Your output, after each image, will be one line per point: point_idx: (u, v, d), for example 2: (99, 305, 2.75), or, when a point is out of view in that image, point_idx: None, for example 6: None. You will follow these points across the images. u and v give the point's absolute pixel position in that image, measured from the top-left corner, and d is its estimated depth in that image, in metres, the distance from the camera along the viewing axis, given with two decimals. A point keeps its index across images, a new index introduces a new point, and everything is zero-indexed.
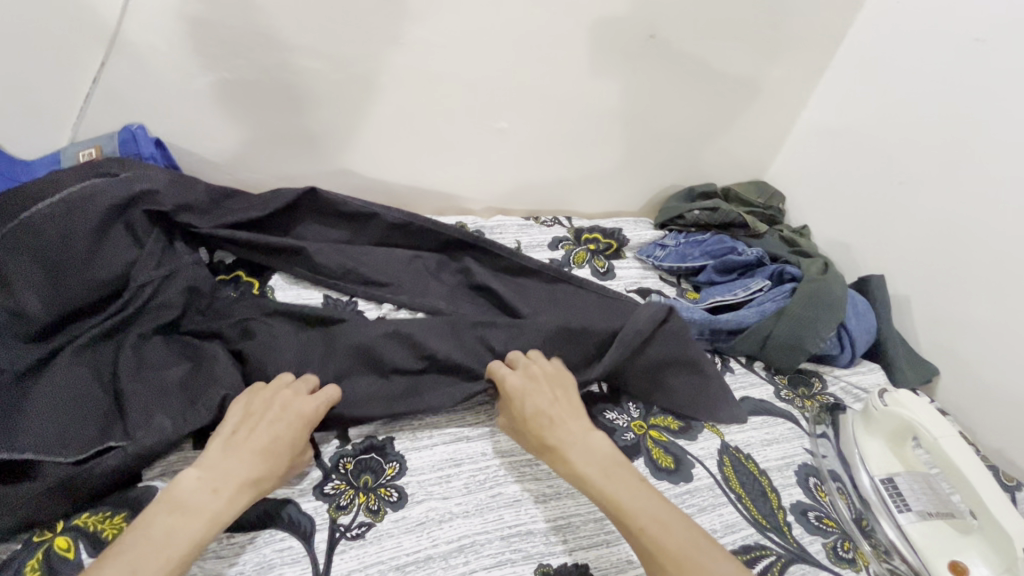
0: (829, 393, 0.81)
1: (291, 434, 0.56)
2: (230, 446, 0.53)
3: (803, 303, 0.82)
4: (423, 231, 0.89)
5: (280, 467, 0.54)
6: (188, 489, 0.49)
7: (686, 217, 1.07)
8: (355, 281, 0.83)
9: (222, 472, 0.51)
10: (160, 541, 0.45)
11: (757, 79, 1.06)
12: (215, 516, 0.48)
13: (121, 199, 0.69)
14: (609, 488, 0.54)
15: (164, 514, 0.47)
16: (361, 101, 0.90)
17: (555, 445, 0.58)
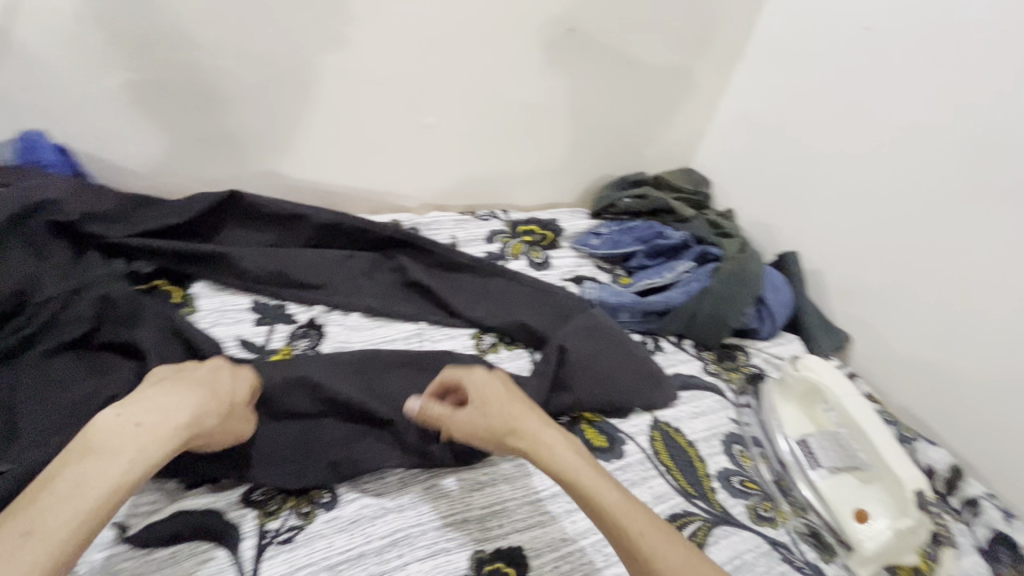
0: (753, 363, 0.86)
1: (224, 385, 0.54)
2: (154, 391, 0.49)
3: (724, 281, 0.86)
4: (354, 231, 0.88)
5: (215, 410, 0.51)
6: (108, 428, 0.44)
7: (618, 205, 1.11)
8: (284, 285, 0.81)
9: (150, 410, 0.47)
10: (78, 482, 0.41)
11: (677, 70, 1.10)
12: (140, 451, 0.44)
13: (19, 210, 0.65)
14: (599, 485, 0.51)
15: (78, 459, 0.42)
16: (281, 101, 0.88)
17: (537, 441, 0.54)
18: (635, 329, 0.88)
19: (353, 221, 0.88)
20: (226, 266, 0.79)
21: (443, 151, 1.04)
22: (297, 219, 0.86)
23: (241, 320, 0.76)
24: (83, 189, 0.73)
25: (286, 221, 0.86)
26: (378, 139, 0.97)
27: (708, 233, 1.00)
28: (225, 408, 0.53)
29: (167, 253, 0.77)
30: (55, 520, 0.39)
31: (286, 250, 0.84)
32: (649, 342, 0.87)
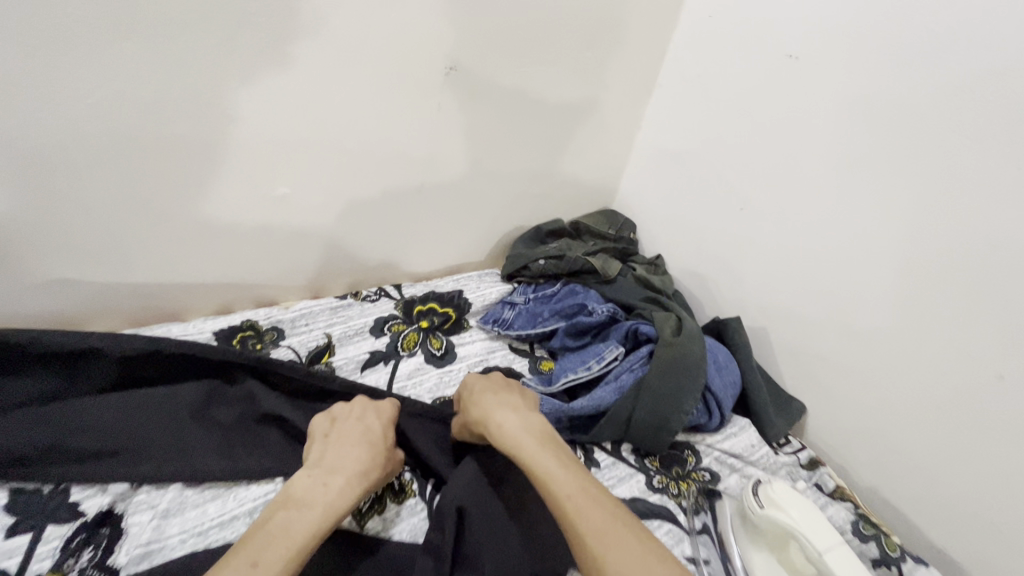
0: (705, 467, 0.71)
1: (386, 430, 0.63)
2: (331, 443, 0.59)
3: (661, 373, 0.70)
4: (177, 361, 0.65)
5: (383, 454, 0.59)
6: (303, 487, 0.52)
7: (532, 267, 0.93)
8: (67, 461, 0.57)
9: (322, 470, 0.55)
10: (282, 530, 0.47)
11: (586, 104, 0.94)
12: (327, 506, 0.51)
13: None
14: (536, 456, 0.54)
15: (283, 511, 0.49)
16: (40, 189, 0.62)
17: (490, 417, 0.60)
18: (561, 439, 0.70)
19: (174, 350, 0.64)
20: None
21: (306, 226, 0.82)
22: (86, 357, 0.62)
23: None
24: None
25: (68, 366, 0.61)
26: (210, 224, 0.74)
27: (636, 299, 0.85)
28: (388, 451, 0.61)
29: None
30: (270, 553, 0.45)
31: (63, 406, 0.59)
32: (579, 456, 0.70)
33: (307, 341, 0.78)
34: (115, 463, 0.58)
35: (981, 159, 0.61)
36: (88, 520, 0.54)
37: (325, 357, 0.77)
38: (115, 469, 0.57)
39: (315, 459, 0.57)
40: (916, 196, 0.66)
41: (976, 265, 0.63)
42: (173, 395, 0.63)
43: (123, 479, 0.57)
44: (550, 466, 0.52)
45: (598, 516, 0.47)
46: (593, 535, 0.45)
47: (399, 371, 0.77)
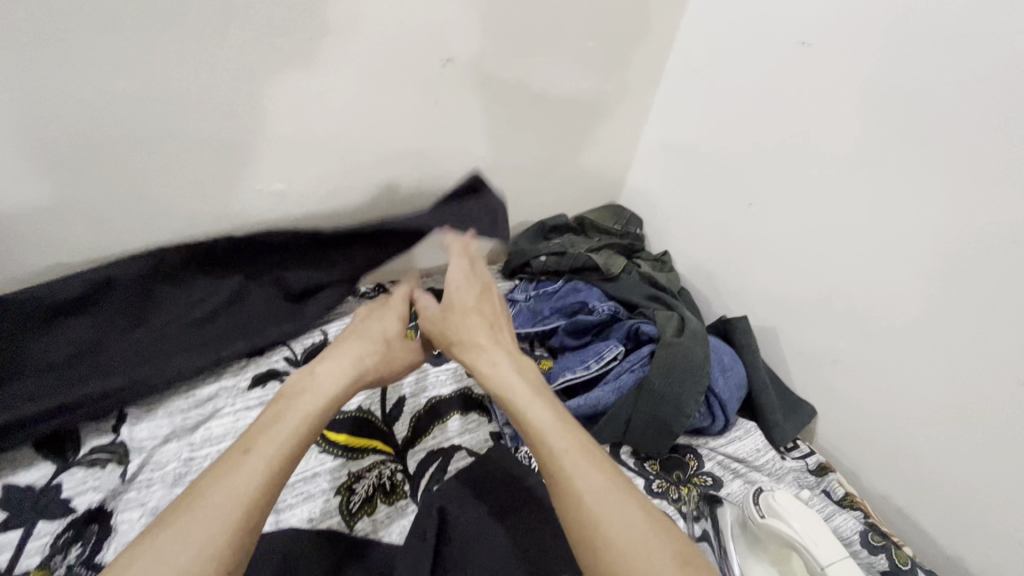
0: (706, 471, 0.69)
1: (393, 325, 0.66)
2: (332, 346, 0.60)
3: (662, 374, 0.68)
4: (190, 263, 0.68)
5: (383, 352, 0.62)
6: (296, 380, 0.54)
7: (533, 263, 0.91)
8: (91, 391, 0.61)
9: (325, 359, 0.57)
10: (276, 417, 0.49)
11: (591, 97, 0.92)
12: (323, 394, 0.53)
13: None
14: (527, 404, 0.52)
15: (275, 403, 0.51)
16: None
17: (479, 353, 0.60)
18: None
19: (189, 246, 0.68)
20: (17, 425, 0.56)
21: None
22: (102, 288, 0.63)
23: None
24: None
25: (93, 305, 0.63)
26: None
27: (638, 297, 0.83)
28: (392, 345, 0.64)
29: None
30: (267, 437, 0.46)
31: (93, 332, 0.63)
32: None
33: (302, 338, 0.76)
34: (113, 460, 0.60)
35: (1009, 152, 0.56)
36: (77, 516, 0.55)
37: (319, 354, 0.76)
38: (110, 466, 0.59)
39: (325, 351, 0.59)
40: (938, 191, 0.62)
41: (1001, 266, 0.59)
42: (209, 291, 0.69)
43: (115, 476, 0.59)
44: (540, 418, 0.51)
45: (587, 468, 0.46)
46: (584, 485, 0.45)
47: None
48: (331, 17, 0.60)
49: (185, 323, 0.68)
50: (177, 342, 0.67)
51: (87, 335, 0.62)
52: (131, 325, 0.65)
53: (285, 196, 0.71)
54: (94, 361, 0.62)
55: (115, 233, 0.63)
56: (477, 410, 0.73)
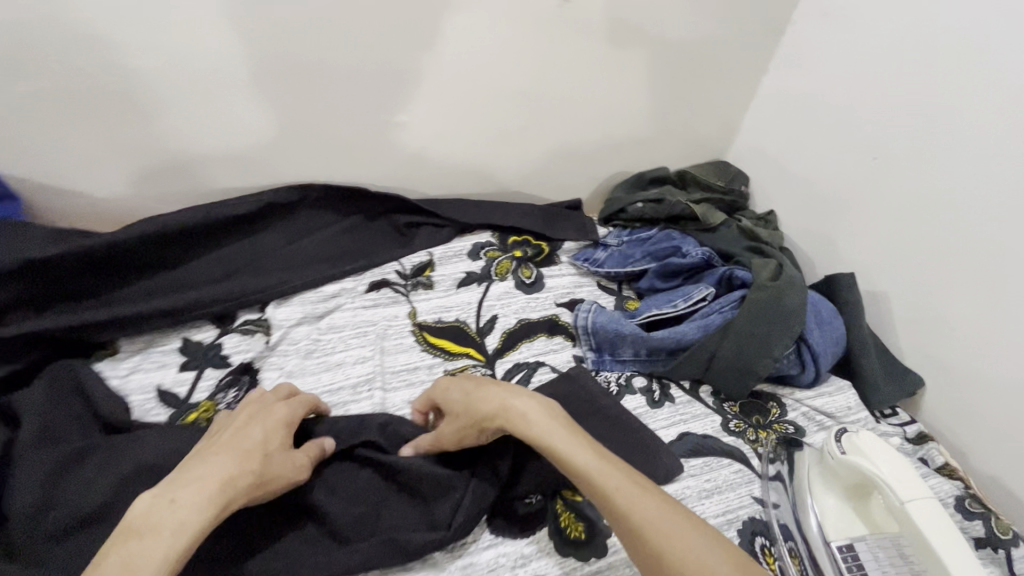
0: (789, 420, 0.68)
1: (273, 434, 0.53)
2: (196, 458, 0.48)
3: (752, 316, 0.68)
4: (325, 196, 0.87)
5: (262, 460, 0.50)
6: (142, 511, 0.42)
7: (629, 210, 0.92)
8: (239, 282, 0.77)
9: (188, 478, 0.45)
10: (122, 566, 0.38)
11: (705, 42, 0.89)
12: (180, 525, 0.42)
13: None
14: (565, 444, 0.50)
15: (119, 543, 0.40)
16: (215, 101, 0.75)
17: (505, 411, 0.54)
18: (639, 371, 0.72)
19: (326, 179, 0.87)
20: (198, 299, 0.70)
21: (420, 153, 0.89)
22: (265, 208, 0.82)
23: (165, 364, 0.67)
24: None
25: (258, 220, 0.82)
26: (341, 144, 0.84)
27: (736, 247, 0.81)
28: (270, 458, 0.51)
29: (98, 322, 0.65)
30: None
31: (252, 243, 0.81)
32: (655, 390, 0.71)
33: (413, 257, 0.85)
34: (259, 331, 0.72)
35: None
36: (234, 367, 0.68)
37: (425, 272, 0.84)
38: (258, 334, 0.71)
39: (181, 470, 0.47)
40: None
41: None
42: (335, 224, 0.87)
43: (262, 342, 0.71)
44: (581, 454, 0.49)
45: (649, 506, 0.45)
46: (653, 525, 0.44)
47: (489, 292, 0.82)
48: None
49: (317, 241, 0.85)
50: (310, 254, 0.83)
51: (249, 239, 0.81)
52: (277, 235, 0.83)
53: (403, 129, 0.84)
54: (249, 256, 0.80)
55: (271, 151, 0.82)
56: (563, 335, 0.77)
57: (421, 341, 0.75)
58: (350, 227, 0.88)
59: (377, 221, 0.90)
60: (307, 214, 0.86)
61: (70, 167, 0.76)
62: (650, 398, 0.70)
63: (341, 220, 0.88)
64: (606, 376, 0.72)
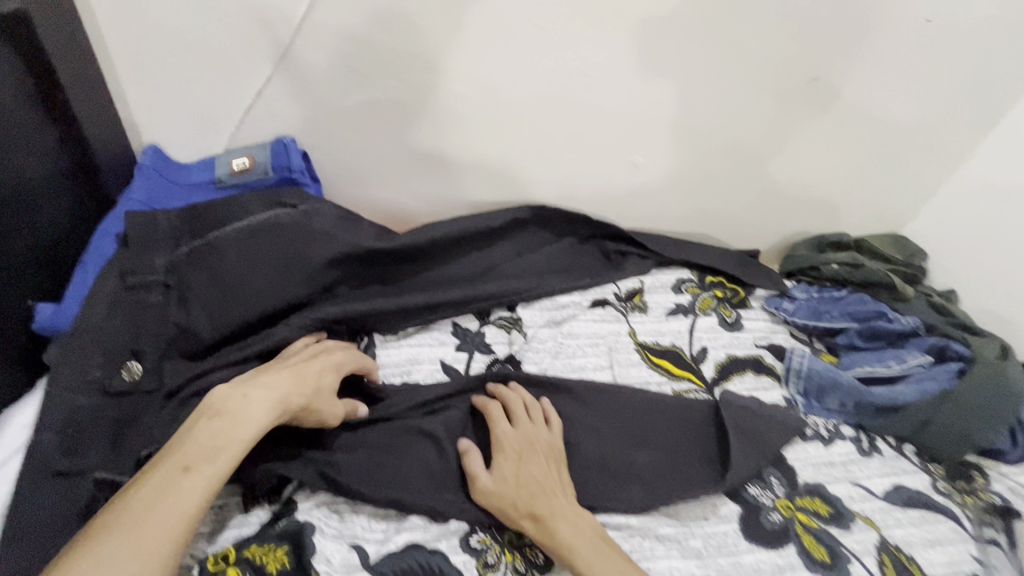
0: (994, 491, 0.73)
1: (322, 373, 0.61)
2: (269, 369, 0.59)
3: (974, 390, 0.74)
4: (553, 218, 0.98)
5: (313, 389, 0.59)
6: (224, 399, 0.54)
7: (822, 269, 0.99)
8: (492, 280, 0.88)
9: (245, 388, 0.56)
10: (207, 441, 0.51)
11: (918, 128, 0.97)
12: (246, 426, 0.53)
13: (293, 228, 0.70)
14: (591, 564, 0.55)
15: (206, 421, 0.52)
16: (499, 124, 0.88)
17: (541, 519, 0.57)
18: (845, 421, 0.78)
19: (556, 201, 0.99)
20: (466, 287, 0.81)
21: (643, 189, 1.00)
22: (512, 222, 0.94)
23: (444, 343, 0.78)
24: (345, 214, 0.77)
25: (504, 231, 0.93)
26: (580, 174, 0.96)
27: (939, 321, 0.87)
28: (319, 394, 0.60)
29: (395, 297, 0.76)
30: (192, 469, 0.49)
31: (494, 250, 0.92)
32: (863, 441, 0.77)
33: (627, 282, 0.95)
34: (513, 329, 0.82)
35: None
36: (498, 357, 0.79)
37: (638, 297, 0.94)
38: (513, 331, 0.82)
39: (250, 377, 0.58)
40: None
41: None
42: (555, 241, 0.97)
43: (518, 337, 0.81)
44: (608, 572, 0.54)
45: None
46: None
47: (698, 325, 0.91)
48: (750, 35, 0.82)
49: (545, 253, 0.95)
50: (542, 265, 0.93)
51: (497, 245, 0.92)
52: (516, 242, 0.94)
53: (636, 167, 0.96)
54: (494, 259, 0.91)
55: (524, 171, 0.95)
56: (770, 376, 0.84)
57: (646, 359, 0.84)
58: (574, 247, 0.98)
59: (593, 242, 1.00)
60: (539, 228, 0.97)
61: (371, 163, 0.90)
62: (859, 448, 0.76)
63: (567, 238, 0.98)
64: (815, 420, 0.78)
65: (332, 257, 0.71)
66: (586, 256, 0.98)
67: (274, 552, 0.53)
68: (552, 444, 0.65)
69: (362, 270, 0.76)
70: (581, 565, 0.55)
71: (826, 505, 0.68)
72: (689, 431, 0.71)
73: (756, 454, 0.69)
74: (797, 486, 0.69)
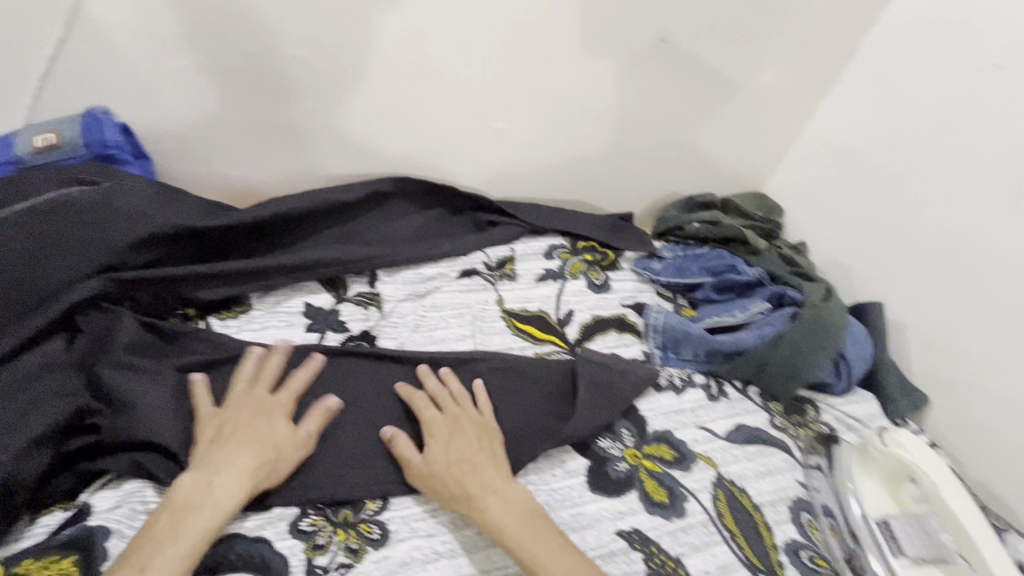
0: (823, 421, 0.80)
1: (278, 424, 0.59)
2: (221, 446, 0.56)
3: (802, 330, 0.80)
4: (419, 190, 0.95)
5: (275, 451, 0.57)
6: (188, 490, 0.52)
7: (686, 228, 1.03)
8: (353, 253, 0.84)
9: (202, 476, 0.53)
10: (170, 536, 0.49)
11: (764, 88, 1.02)
12: (216, 508, 0.52)
13: (96, 206, 0.64)
14: (522, 540, 0.55)
15: (166, 515, 0.51)
16: (347, 92, 0.84)
17: (469, 500, 0.58)
18: (698, 369, 0.83)
19: (422, 172, 0.96)
20: (313, 263, 0.78)
21: (511, 157, 0.99)
22: (373, 196, 0.90)
23: (292, 324, 0.75)
24: (165, 193, 0.73)
25: (366, 206, 0.90)
26: (443, 142, 0.94)
27: (783, 271, 0.93)
28: (281, 451, 0.58)
29: (226, 275, 0.72)
30: (160, 564, 0.47)
31: (355, 227, 0.88)
32: (712, 386, 0.81)
33: (497, 251, 0.95)
34: (371, 305, 0.80)
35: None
36: (353, 334, 0.76)
37: (508, 265, 0.93)
38: (371, 307, 0.80)
39: (206, 455, 0.55)
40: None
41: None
42: (422, 213, 0.95)
43: (374, 313, 0.79)
44: (537, 548, 0.55)
45: None
46: None
47: (566, 289, 0.92)
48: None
49: (411, 225, 0.92)
50: (409, 239, 0.91)
51: (358, 222, 0.89)
52: (381, 218, 0.92)
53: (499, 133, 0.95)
54: (355, 237, 0.88)
55: (383, 140, 0.91)
56: (631, 333, 0.87)
57: (511, 326, 0.84)
58: (443, 220, 0.96)
59: (464, 213, 0.99)
60: (406, 201, 0.94)
61: (210, 138, 0.84)
62: (707, 393, 0.80)
63: (436, 210, 0.96)
64: (670, 372, 0.82)
65: (145, 238, 0.66)
66: (456, 227, 0.97)
67: (59, 563, 0.48)
68: (485, 424, 0.65)
69: (190, 251, 0.71)
70: (511, 543, 0.55)
71: (671, 449, 0.71)
72: (544, 393, 0.72)
73: (608, 407, 0.71)
74: (646, 435, 0.72)
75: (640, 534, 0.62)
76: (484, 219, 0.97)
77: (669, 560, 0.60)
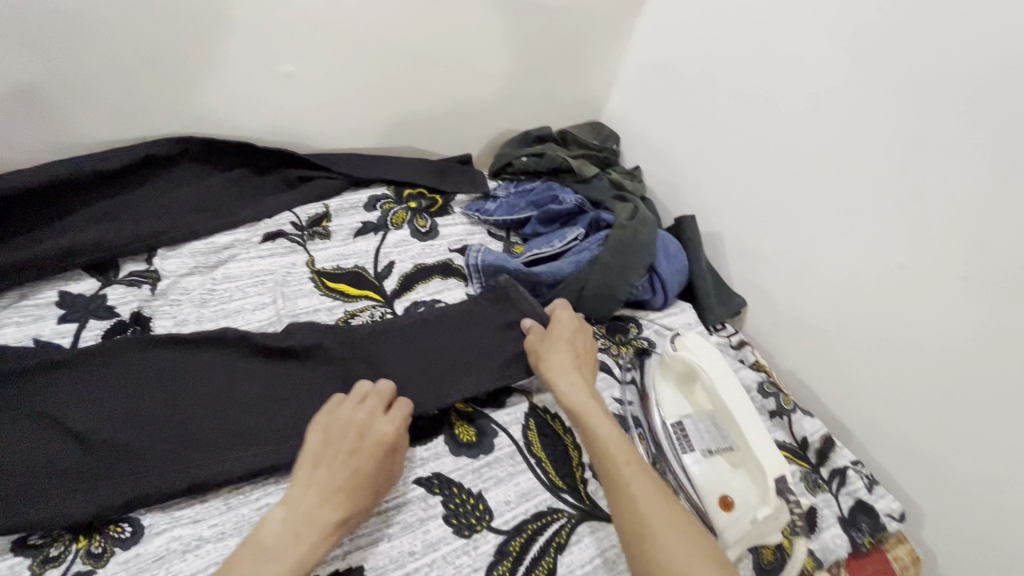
0: (644, 336, 0.82)
1: (377, 429, 0.56)
2: (317, 476, 0.53)
3: (613, 250, 0.81)
4: (209, 150, 0.84)
5: (363, 482, 0.53)
6: (273, 536, 0.49)
7: (515, 164, 1.01)
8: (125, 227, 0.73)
9: (290, 520, 0.50)
10: None
11: (577, 9, 0.99)
12: (298, 557, 0.48)
13: None
14: (596, 424, 0.59)
15: (248, 560, 0.47)
16: (78, 42, 0.70)
17: (558, 377, 0.64)
18: None
19: (212, 130, 0.86)
20: (70, 247, 0.68)
21: (312, 103, 0.90)
22: (149, 162, 0.79)
23: (42, 317, 0.65)
24: None
25: (143, 174, 0.79)
26: (226, 95, 0.83)
27: (605, 196, 0.93)
28: (374, 477, 0.54)
29: None
30: None
31: (131, 198, 0.77)
32: None
33: (310, 208, 0.87)
34: (146, 283, 0.71)
35: (935, 64, 0.67)
36: (122, 318, 0.68)
37: (322, 223, 0.86)
38: (146, 284, 0.71)
39: (296, 489, 0.53)
40: (869, 101, 0.74)
41: (911, 164, 0.71)
42: (218, 175, 0.84)
43: (147, 290, 0.71)
44: (611, 440, 0.57)
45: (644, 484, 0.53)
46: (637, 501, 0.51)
47: (386, 240, 0.87)
48: None
49: (202, 189, 0.82)
50: (204, 205, 0.81)
51: (138, 193, 0.78)
52: (167, 185, 0.80)
53: (291, 78, 0.86)
54: (133, 210, 0.77)
55: (148, 97, 0.79)
56: (456, 278, 0.84)
57: (320, 287, 0.78)
58: (247, 179, 0.87)
59: (272, 171, 0.89)
60: (197, 165, 0.83)
61: None
62: None
63: (237, 169, 0.86)
64: None
65: None
66: (262, 186, 0.87)
67: None
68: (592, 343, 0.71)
69: None
70: (589, 426, 0.59)
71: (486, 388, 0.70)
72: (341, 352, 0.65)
73: (414, 356, 0.66)
74: None
75: (440, 478, 0.60)
76: (293, 176, 0.89)
77: (469, 499, 0.59)
